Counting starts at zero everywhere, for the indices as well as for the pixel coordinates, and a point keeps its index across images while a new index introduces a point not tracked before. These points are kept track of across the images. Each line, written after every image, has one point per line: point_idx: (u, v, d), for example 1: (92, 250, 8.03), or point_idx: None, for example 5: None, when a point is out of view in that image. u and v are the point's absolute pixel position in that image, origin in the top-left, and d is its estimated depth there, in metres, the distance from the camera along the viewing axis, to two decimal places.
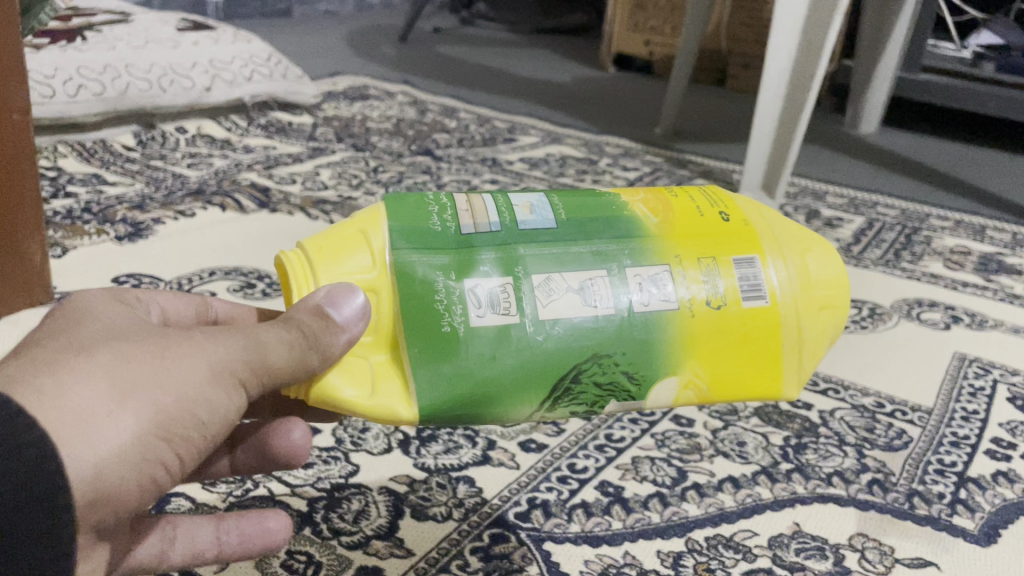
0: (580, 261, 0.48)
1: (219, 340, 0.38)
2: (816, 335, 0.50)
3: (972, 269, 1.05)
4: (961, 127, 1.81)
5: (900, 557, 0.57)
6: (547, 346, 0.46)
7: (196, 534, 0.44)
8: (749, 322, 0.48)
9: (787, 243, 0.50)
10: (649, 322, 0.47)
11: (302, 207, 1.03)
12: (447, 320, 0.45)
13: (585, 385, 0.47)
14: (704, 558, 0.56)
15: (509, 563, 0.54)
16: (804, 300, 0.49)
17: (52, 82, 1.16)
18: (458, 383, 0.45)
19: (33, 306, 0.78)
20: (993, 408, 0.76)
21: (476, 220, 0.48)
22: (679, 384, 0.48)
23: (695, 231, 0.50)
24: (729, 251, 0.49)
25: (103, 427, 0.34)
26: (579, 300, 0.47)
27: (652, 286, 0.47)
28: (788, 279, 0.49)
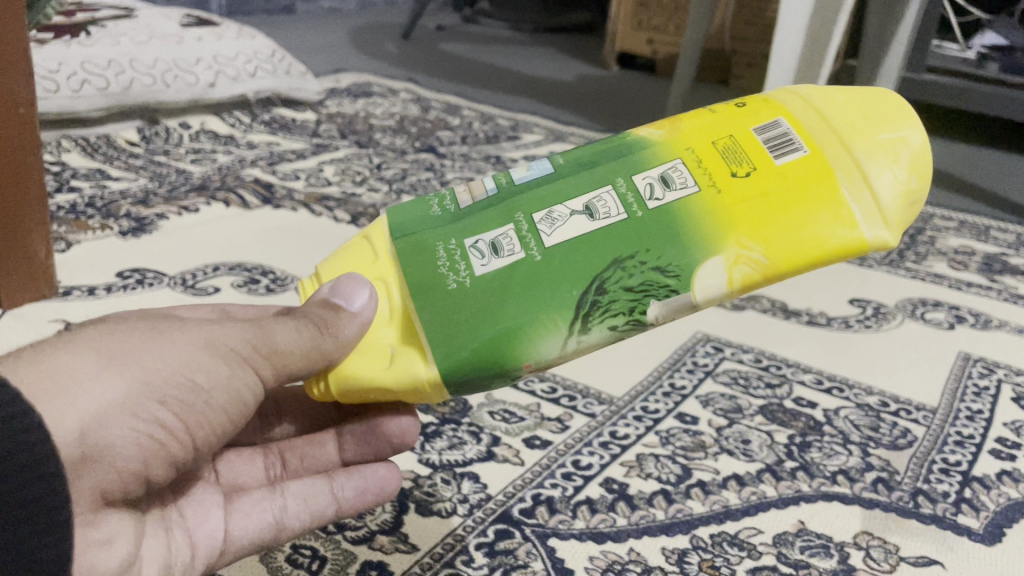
0: (584, 187, 0.42)
1: (214, 327, 0.41)
2: (882, 161, 0.39)
3: (975, 269, 1.05)
4: (964, 128, 1.81)
5: (905, 555, 0.57)
6: (559, 264, 0.41)
7: (311, 496, 0.47)
8: (794, 178, 0.40)
9: (819, 100, 0.42)
10: (667, 220, 0.40)
11: (306, 203, 1.03)
12: (452, 278, 0.42)
13: (614, 295, 0.40)
14: (709, 555, 0.56)
15: (513, 559, 0.54)
16: (850, 134, 0.40)
17: (56, 76, 1.16)
18: (471, 322, 0.41)
19: (38, 300, 0.78)
20: (998, 407, 0.76)
21: (473, 192, 0.45)
22: (725, 263, 0.40)
23: (707, 126, 0.43)
24: (747, 126, 0.42)
25: (95, 382, 0.35)
26: (587, 220, 0.41)
27: (662, 185, 0.41)
28: (821, 125, 0.41)
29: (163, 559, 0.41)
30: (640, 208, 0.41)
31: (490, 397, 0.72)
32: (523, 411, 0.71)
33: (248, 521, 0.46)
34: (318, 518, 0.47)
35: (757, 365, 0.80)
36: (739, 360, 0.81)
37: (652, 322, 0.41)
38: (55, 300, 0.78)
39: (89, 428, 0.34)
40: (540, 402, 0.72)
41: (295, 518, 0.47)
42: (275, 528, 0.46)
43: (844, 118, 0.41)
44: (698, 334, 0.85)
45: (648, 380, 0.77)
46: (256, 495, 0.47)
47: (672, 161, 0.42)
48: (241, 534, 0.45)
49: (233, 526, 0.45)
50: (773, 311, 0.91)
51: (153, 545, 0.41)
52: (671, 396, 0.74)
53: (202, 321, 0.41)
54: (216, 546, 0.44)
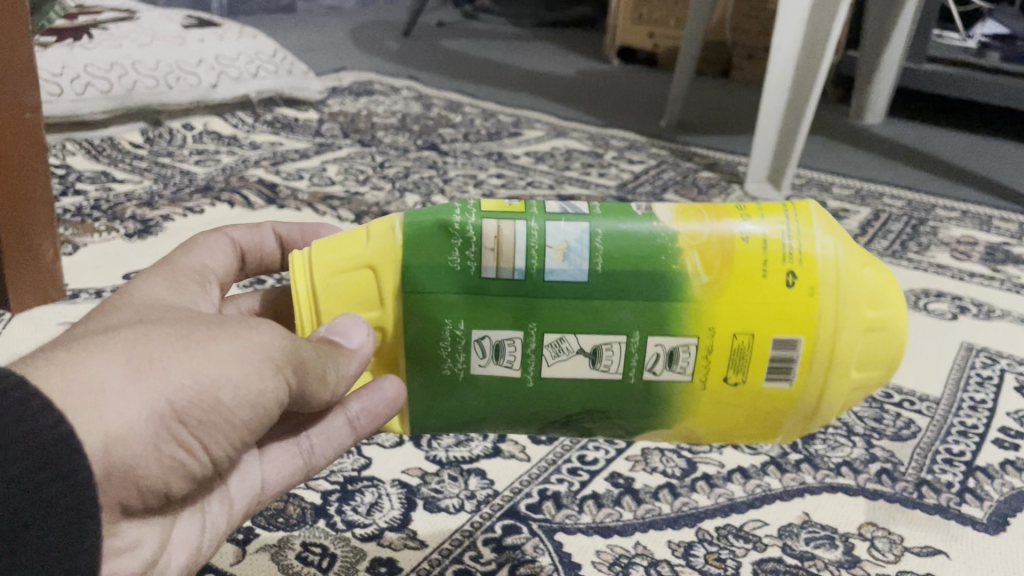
0: (606, 323, 0.45)
1: (253, 334, 0.38)
2: (834, 409, 0.48)
3: (978, 258, 1.05)
4: (966, 117, 1.81)
5: (909, 545, 0.58)
6: (546, 394, 0.47)
7: (333, 435, 0.46)
8: (762, 402, 0.47)
9: (846, 328, 0.45)
10: (655, 391, 0.46)
11: (310, 203, 1.04)
12: (448, 365, 0.46)
13: (577, 424, 0.49)
14: (715, 548, 0.56)
15: (521, 554, 0.55)
16: (833, 381, 0.46)
17: (59, 80, 1.17)
18: (456, 413, 0.48)
19: (45, 303, 0.78)
20: (1001, 397, 0.76)
21: (500, 263, 0.44)
22: (671, 432, 0.49)
23: (737, 298, 0.45)
24: (772, 329, 0.45)
25: (117, 401, 0.34)
26: (588, 364, 0.46)
27: (667, 360, 0.46)
28: (821, 363, 0.46)
29: (194, 542, 0.42)
30: (633, 372, 0.46)
31: None
32: None
33: (277, 469, 0.45)
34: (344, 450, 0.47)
35: None
36: None
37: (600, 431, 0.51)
38: (63, 303, 0.78)
39: (108, 450, 0.33)
40: None
41: (322, 456, 0.47)
42: (305, 467, 0.46)
43: (841, 366, 0.46)
44: None
45: None
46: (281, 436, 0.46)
47: (693, 335, 0.45)
48: (276, 479, 0.46)
49: (267, 474, 0.45)
50: None
51: (185, 526, 0.41)
52: None
53: (244, 325, 0.39)
54: (253, 496, 0.45)
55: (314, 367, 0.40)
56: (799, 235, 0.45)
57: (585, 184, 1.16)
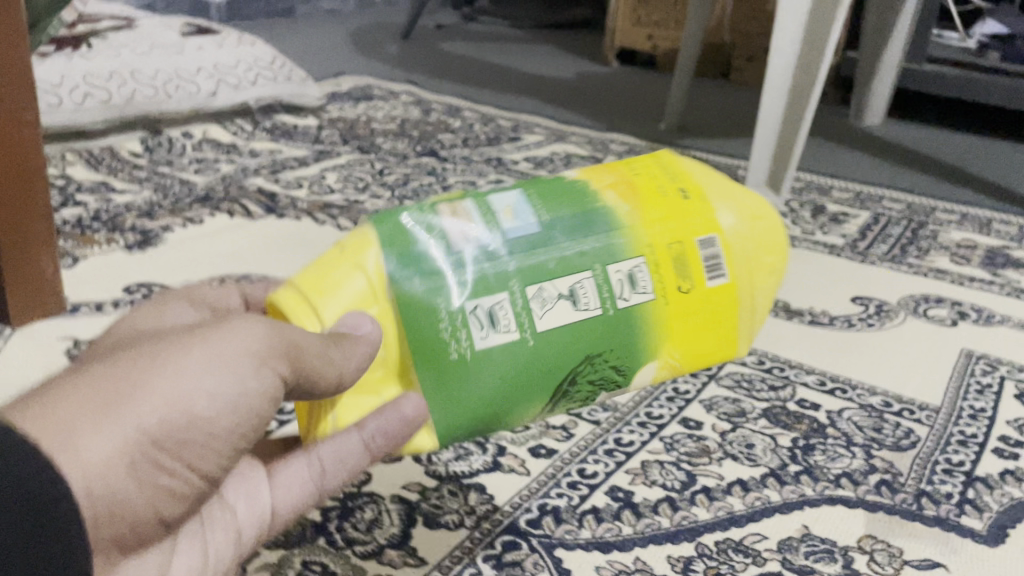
0: (571, 268, 0.51)
1: (227, 342, 0.37)
2: (759, 295, 0.58)
3: (978, 263, 1.05)
4: (966, 117, 1.81)
5: (909, 559, 0.58)
6: (547, 348, 0.51)
7: (347, 454, 0.46)
8: (715, 301, 0.55)
9: (740, 220, 0.57)
10: (631, 318, 0.53)
11: (310, 212, 1.04)
12: (454, 348, 0.49)
13: (581, 385, 0.53)
14: (715, 562, 0.57)
15: (521, 571, 0.55)
16: (751, 266, 0.57)
17: (59, 90, 1.17)
18: (477, 396, 0.50)
19: (45, 318, 0.78)
20: (1001, 405, 0.76)
21: (468, 235, 0.51)
22: (658, 365, 0.56)
23: (661, 222, 0.54)
24: (694, 237, 0.54)
25: (93, 436, 0.32)
26: (571, 306, 0.51)
27: (630, 284, 0.53)
28: (737, 245, 0.56)
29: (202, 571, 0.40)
30: (612, 307, 0.52)
31: None
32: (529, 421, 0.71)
33: (289, 493, 0.45)
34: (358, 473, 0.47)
35: (760, 367, 0.80)
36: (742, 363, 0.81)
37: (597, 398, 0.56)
38: (63, 317, 0.79)
39: (90, 487, 0.32)
40: None
41: (333, 480, 0.46)
42: (316, 490, 0.46)
43: (751, 251, 0.57)
44: None
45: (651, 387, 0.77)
46: (291, 460, 0.46)
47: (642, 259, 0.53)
48: (287, 504, 0.45)
49: (276, 500, 0.45)
50: (777, 311, 0.91)
51: (188, 556, 0.40)
52: (675, 402, 0.75)
53: (215, 328, 0.38)
54: (263, 523, 0.44)
55: (294, 354, 0.39)
56: (675, 175, 0.57)
57: None
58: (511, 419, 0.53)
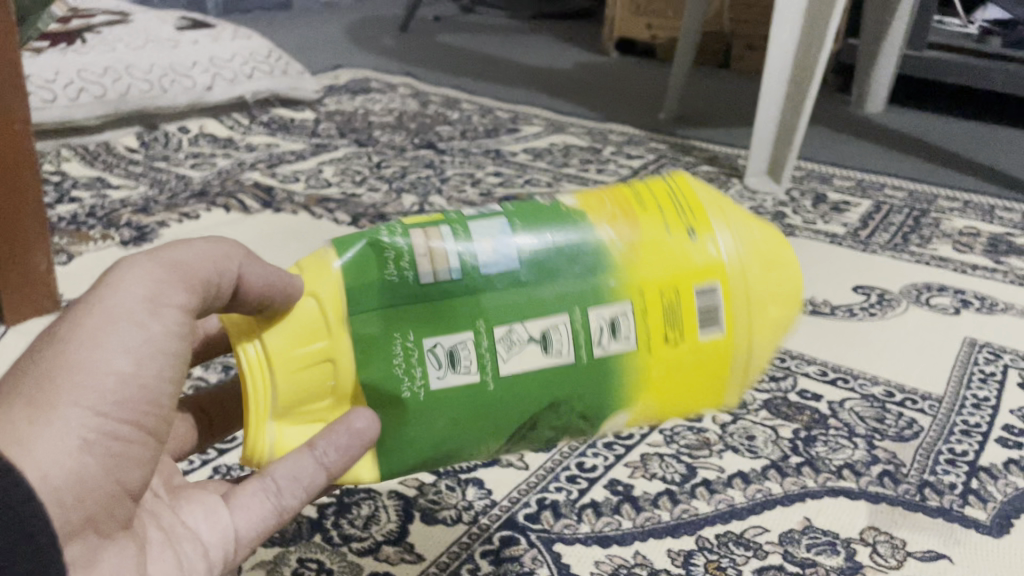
0: (543, 307, 0.43)
1: (121, 285, 0.35)
2: (766, 354, 0.47)
3: (981, 250, 1.04)
4: (968, 104, 1.79)
5: (911, 550, 0.57)
6: (510, 394, 0.43)
7: (299, 471, 0.41)
8: (704, 353, 0.45)
9: (750, 262, 0.45)
10: (609, 369, 0.44)
11: (307, 206, 1.03)
12: (407, 386, 0.43)
13: (542, 430, 0.45)
14: (715, 556, 0.56)
15: (519, 566, 0.54)
16: (758, 319, 0.46)
17: (53, 86, 1.16)
18: (420, 442, 0.44)
19: (40, 315, 0.78)
20: (1005, 394, 0.75)
21: (435, 265, 0.42)
22: (630, 418, 0.46)
23: (656, 251, 0.44)
24: (692, 278, 0.44)
25: (29, 435, 0.31)
26: (541, 352, 0.43)
27: (611, 331, 0.44)
28: (742, 289, 0.45)
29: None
30: (589, 351, 0.44)
31: None
32: None
33: (249, 516, 0.40)
34: (313, 492, 0.41)
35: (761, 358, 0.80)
36: None
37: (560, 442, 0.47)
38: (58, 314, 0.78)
39: (44, 475, 0.31)
40: None
41: (292, 499, 0.41)
42: (278, 513, 0.41)
43: (758, 298, 0.45)
44: None
45: None
46: (244, 484, 0.41)
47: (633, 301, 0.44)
48: (250, 530, 0.40)
49: (238, 523, 0.40)
50: None
51: (162, 561, 0.37)
52: None
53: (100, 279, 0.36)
54: (228, 547, 0.39)
55: (188, 277, 0.37)
56: (684, 197, 0.46)
57: (582, 181, 1.16)
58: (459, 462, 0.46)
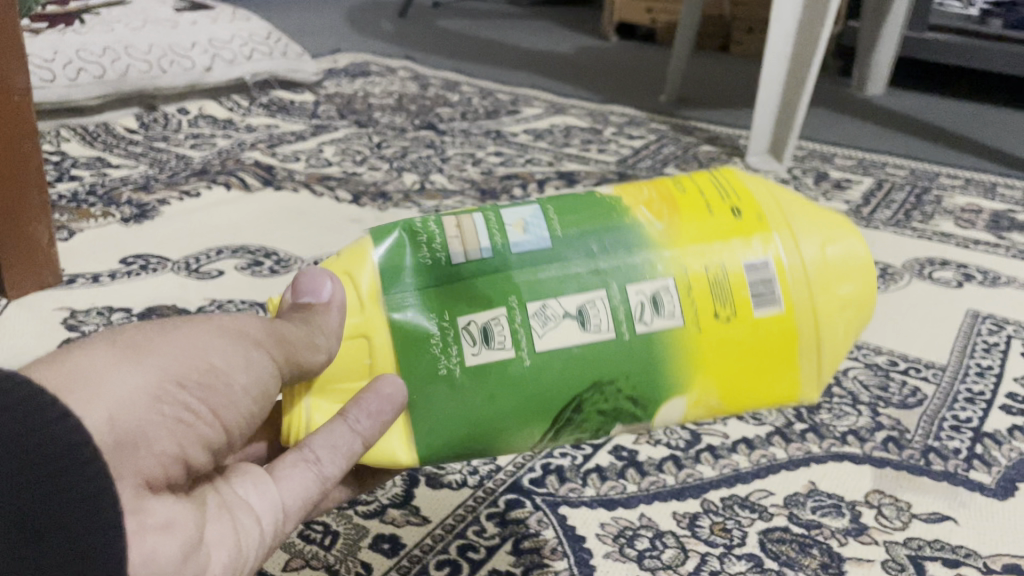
0: (579, 282, 0.44)
1: (226, 316, 0.38)
2: (834, 343, 0.46)
3: (983, 226, 1.04)
4: (969, 86, 1.79)
5: (916, 512, 0.57)
6: (545, 373, 0.44)
7: (335, 437, 0.40)
8: (765, 335, 0.45)
9: (807, 236, 0.46)
10: (651, 346, 0.44)
11: (307, 184, 1.03)
12: (443, 362, 0.44)
13: (589, 415, 0.45)
14: (720, 518, 0.56)
15: (525, 528, 0.54)
16: (823, 295, 0.45)
17: (52, 66, 1.16)
18: (456, 421, 0.44)
19: (42, 288, 0.77)
20: (1008, 362, 0.75)
21: (466, 246, 0.45)
22: (689, 403, 0.46)
23: (700, 234, 0.45)
24: (739, 253, 0.45)
25: (111, 376, 0.31)
26: (577, 327, 0.44)
27: (653, 307, 0.44)
28: (801, 261, 0.45)
29: (232, 544, 0.35)
30: (632, 326, 0.44)
31: None
32: None
33: (293, 487, 0.38)
34: (354, 457, 0.40)
35: None
36: None
37: (612, 433, 0.47)
38: (60, 288, 0.78)
39: (112, 417, 0.31)
40: None
41: (332, 466, 0.40)
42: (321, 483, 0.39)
43: (820, 285, 0.45)
44: None
45: None
46: (284, 454, 0.39)
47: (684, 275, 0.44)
48: (296, 502, 0.39)
49: (284, 493, 0.38)
50: None
51: (216, 527, 0.35)
52: None
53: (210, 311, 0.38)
54: (278, 516, 0.38)
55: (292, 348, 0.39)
56: (732, 185, 0.48)
57: (584, 160, 1.16)
58: (499, 454, 0.45)
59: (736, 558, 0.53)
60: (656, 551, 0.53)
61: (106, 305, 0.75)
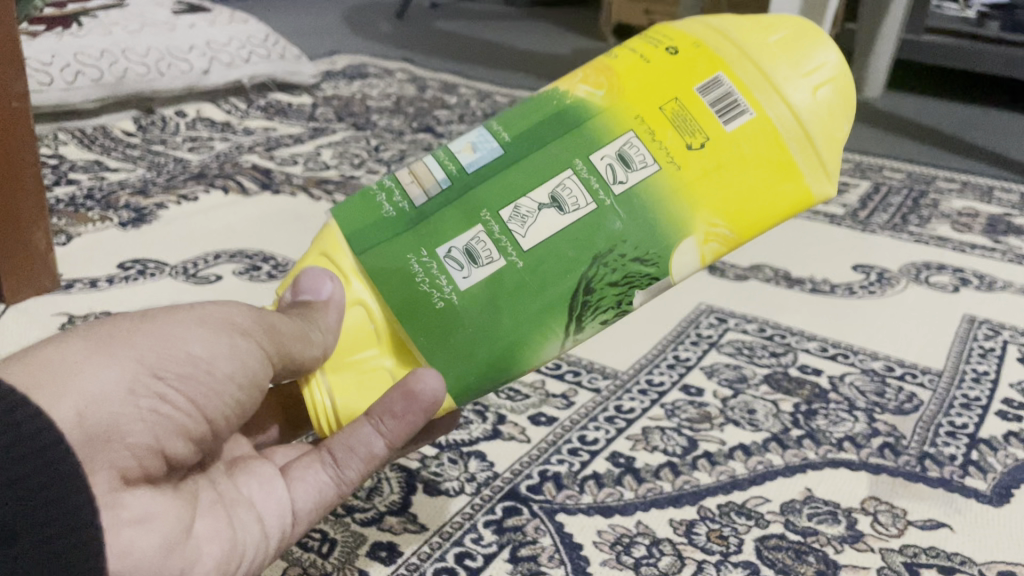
0: (544, 174, 0.41)
1: (208, 305, 0.40)
2: (827, 120, 0.40)
3: (980, 230, 1.04)
4: (966, 88, 1.79)
5: (912, 519, 0.58)
6: (540, 267, 0.41)
7: (355, 438, 0.42)
8: (752, 147, 0.39)
9: (755, 44, 0.41)
10: (635, 210, 0.40)
11: (305, 188, 1.03)
12: (437, 297, 0.42)
13: (601, 292, 0.41)
14: (717, 525, 0.56)
15: (522, 536, 0.54)
16: (797, 89, 0.40)
17: (50, 69, 1.16)
18: (479, 343, 0.42)
19: (41, 294, 0.78)
20: (1004, 368, 0.75)
21: (423, 186, 0.43)
22: (698, 242, 0.41)
23: (648, 85, 0.41)
24: (690, 81, 0.41)
25: (86, 371, 0.34)
26: (556, 214, 0.41)
27: (622, 165, 0.40)
28: (753, 70, 0.40)
29: (226, 539, 0.39)
30: (608, 192, 0.40)
31: None
32: (528, 389, 0.70)
33: (306, 489, 0.43)
34: (373, 461, 0.42)
35: (760, 335, 0.79)
36: (743, 330, 0.80)
37: (638, 305, 0.42)
38: (58, 293, 0.78)
39: (86, 411, 0.33)
40: (545, 378, 0.71)
41: (352, 471, 0.43)
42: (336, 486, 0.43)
43: (787, 78, 0.40)
44: (702, 305, 0.84)
45: (653, 353, 0.76)
46: (305, 461, 0.44)
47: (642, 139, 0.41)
48: (307, 502, 0.43)
49: (296, 495, 0.43)
50: (777, 279, 0.90)
51: (207, 521, 0.39)
52: (676, 368, 0.74)
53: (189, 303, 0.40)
54: (285, 519, 0.42)
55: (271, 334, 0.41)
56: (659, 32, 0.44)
57: None
58: (533, 360, 0.43)
59: (732, 566, 0.53)
60: (653, 559, 0.53)
61: (104, 310, 0.75)
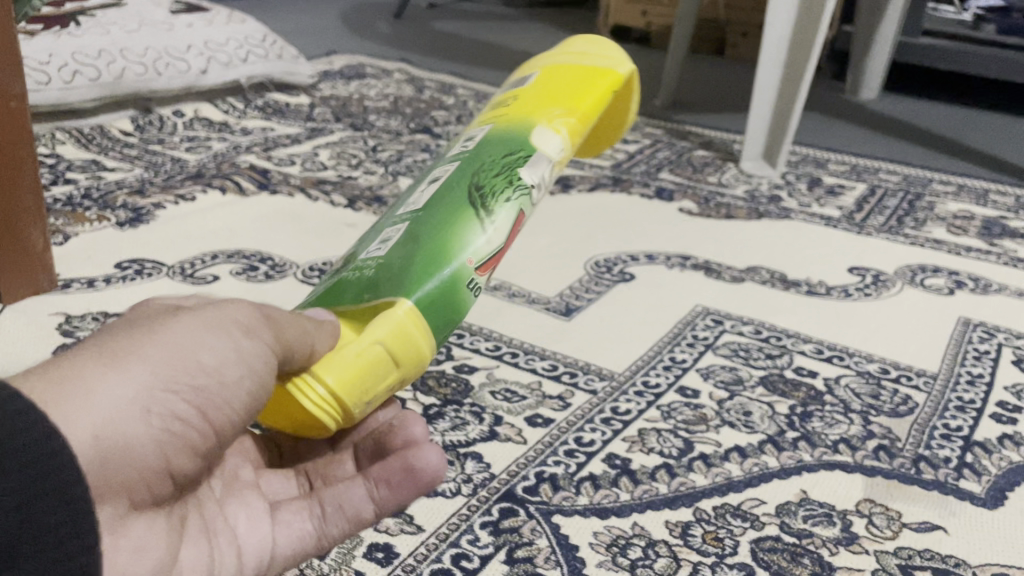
0: (417, 193, 0.56)
1: (219, 310, 0.39)
2: (573, 66, 0.65)
3: (975, 233, 1.05)
4: (961, 91, 1.80)
5: (907, 522, 0.58)
6: (435, 209, 0.53)
7: (349, 498, 0.44)
8: (534, 95, 0.62)
9: (515, 80, 0.67)
10: (485, 149, 0.57)
11: (303, 188, 1.03)
12: (369, 266, 0.51)
13: (491, 187, 0.54)
14: (713, 527, 0.56)
15: (519, 537, 0.54)
16: (542, 72, 0.66)
17: (48, 67, 1.16)
18: (421, 254, 0.50)
19: (37, 293, 0.78)
20: (998, 371, 0.76)
21: (344, 257, 0.55)
22: (543, 131, 0.58)
23: (471, 131, 0.62)
24: (487, 115, 0.63)
25: (99, 388, 0.33)
26: (433, 190, 0.55)
27: (465, 151, 0.58)
28: (517, 86, 0.65)
29: (209, 565, 0.39)
30: (458, 162, 0.57)
31: (491, 375, 0.72)
32: (525, 389, 0.70)
33: (291, 532, 0.43)
34: (357, 522, 0.44)
35: (756, 337, 0.80)
36: (739, 332, 0.80)
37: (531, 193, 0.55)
38: (55, 293, 0.78)
39: (97, 434, 0.32)
40: (542, 379, 0.72)
41: (337, 528, 0.44)
42: (317, 538, 0.44)
43: (537, 71, 0.66)
44: (698, 307, 0.84)
45: (649, 354, 0.76)
46: (295, 507, 0.44)
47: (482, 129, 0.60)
48: (289, 546, 0.43)
49: (279, 535, 0.43)
50: (773, 281, 0.90)
51: (196, 547, 0.38)
52: (672, 370, 0.74)
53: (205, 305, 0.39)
54: (264, 557, 0.42)
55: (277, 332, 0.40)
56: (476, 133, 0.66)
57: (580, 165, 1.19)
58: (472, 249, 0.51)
59: (728, 568, 0.53)
60: (649, 561, 0.53)
61: (102, 310, 0.75)
